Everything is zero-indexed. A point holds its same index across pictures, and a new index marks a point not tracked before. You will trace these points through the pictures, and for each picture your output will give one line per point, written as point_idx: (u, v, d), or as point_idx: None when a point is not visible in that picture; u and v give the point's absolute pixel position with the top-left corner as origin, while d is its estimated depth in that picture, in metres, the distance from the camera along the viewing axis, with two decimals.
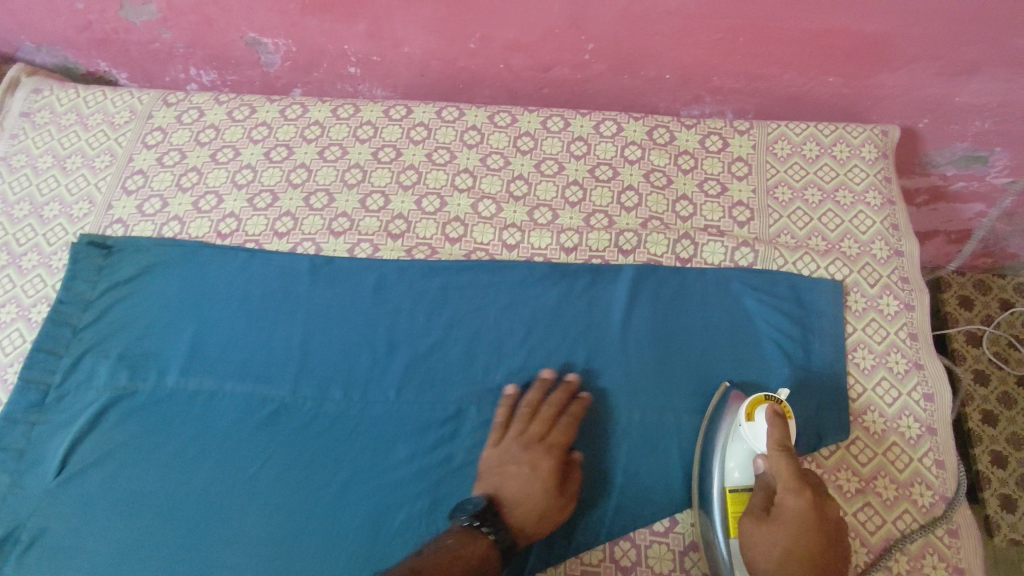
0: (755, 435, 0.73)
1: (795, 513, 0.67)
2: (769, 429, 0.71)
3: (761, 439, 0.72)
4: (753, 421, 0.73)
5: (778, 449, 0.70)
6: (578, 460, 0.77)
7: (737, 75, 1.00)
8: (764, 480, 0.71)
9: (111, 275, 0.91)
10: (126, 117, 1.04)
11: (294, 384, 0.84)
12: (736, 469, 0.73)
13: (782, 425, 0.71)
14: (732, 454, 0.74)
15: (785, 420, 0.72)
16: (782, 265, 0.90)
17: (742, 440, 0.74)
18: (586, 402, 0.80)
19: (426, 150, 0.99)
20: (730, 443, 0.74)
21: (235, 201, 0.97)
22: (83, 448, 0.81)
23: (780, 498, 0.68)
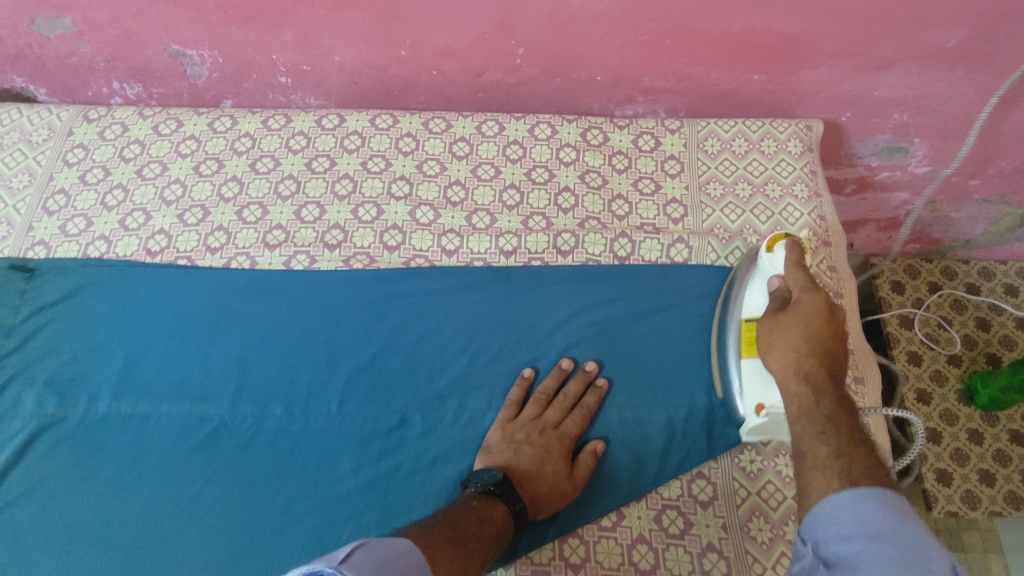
0: (772, 262, 0.77)
1: (809, 309, 0.67)
2: (788, 254, 0.75)
3: (779, 265, 0.76)
4: (773, 251, 0.78)
5: (795, 266, 0.73)
6: (541, 457, 0.76)
7: (666, 75, 1.03)
8: (779, 293, 0.74)
9: (35, 299, 0.87)
10: (44, 135, 0.99)
11: (233, 402, 0.82)
12: (758, 295, 0.78)
13: (800, 251, 0.75)
14: (755, 286, 0.79)
15: (804, 249, 0.75)
16: (716, 259, 0.92)
17: (762, 270, 0.79)
18: (541, 400, 0.81)
19: (360, 159, 0.98)
20: (751, 304, 0.80)
21: (165, 217, 0.94)
22: (10, 480, 0.78)
23: (798, 296, 0.70)
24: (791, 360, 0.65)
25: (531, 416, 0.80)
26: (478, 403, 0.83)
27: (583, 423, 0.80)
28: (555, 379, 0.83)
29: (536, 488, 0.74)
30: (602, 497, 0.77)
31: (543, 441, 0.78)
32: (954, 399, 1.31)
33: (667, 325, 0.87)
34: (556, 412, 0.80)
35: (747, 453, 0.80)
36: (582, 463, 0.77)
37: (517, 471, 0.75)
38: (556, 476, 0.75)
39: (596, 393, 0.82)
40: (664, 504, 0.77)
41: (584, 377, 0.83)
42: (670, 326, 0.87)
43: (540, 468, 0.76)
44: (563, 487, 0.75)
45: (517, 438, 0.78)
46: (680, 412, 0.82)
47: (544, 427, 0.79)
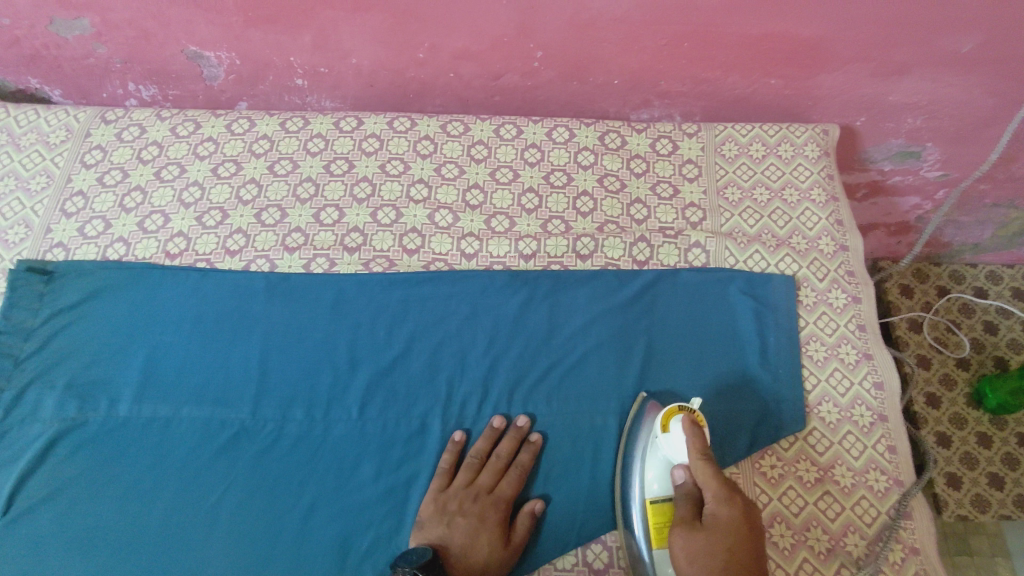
0: (672, 447, 0.72)
1: (726, 520, 0.65)
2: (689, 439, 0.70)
3: (680, 451, 0.71)
4: (668, 431, 0.73)
5: (699, 457, 0.69)
6: (475, 530, 0.74)
7: (683, 79, 1.03)
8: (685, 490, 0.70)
9: (54, 302, 0.87)
10: (61, 136, 0.99)
11: (254, 406, 0.82)
12: (657, 485, 0.72)
13: (699, 434, 0.70)
14: (650, 467, 0.73)
15: (701, 428, 0.71)
16: (735, 264, 0.92)
17: (662, 455, 0.73)
18: (472, 463, 0.79)
19: (379, 161, 0.98)
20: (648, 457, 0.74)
21: (183, 220, 0.94)
22: (32, 483, 0.77)
23: (713, 507, 0.66)
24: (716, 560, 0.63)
25: (464, 483, 0.78)
26: (499, 407, 0.83)
27: (517, 484, 0.77)
28: (486, 439, 0.80)
29: (471, 564, 0.72)
30: None
31: (477, 509, 0.76)
32: (964, 402, 1.32)
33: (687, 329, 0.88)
34: (489, 475, 0.78)
35: (767, 459, 0.81)
36: (519, 528, 0.75)
37: (449, 548, 0.73)
38: (490, 547, 0.73)
39: (530, 450, 0.79)
40: None
41: (515, 435, 0.80)
42: (690, 330, 0.88)
43: (473, 540, 0.74)
44: (499, 556, 0.73)
45: (449, 508, 0.76)
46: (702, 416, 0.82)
47: (477, 494, 0.77)
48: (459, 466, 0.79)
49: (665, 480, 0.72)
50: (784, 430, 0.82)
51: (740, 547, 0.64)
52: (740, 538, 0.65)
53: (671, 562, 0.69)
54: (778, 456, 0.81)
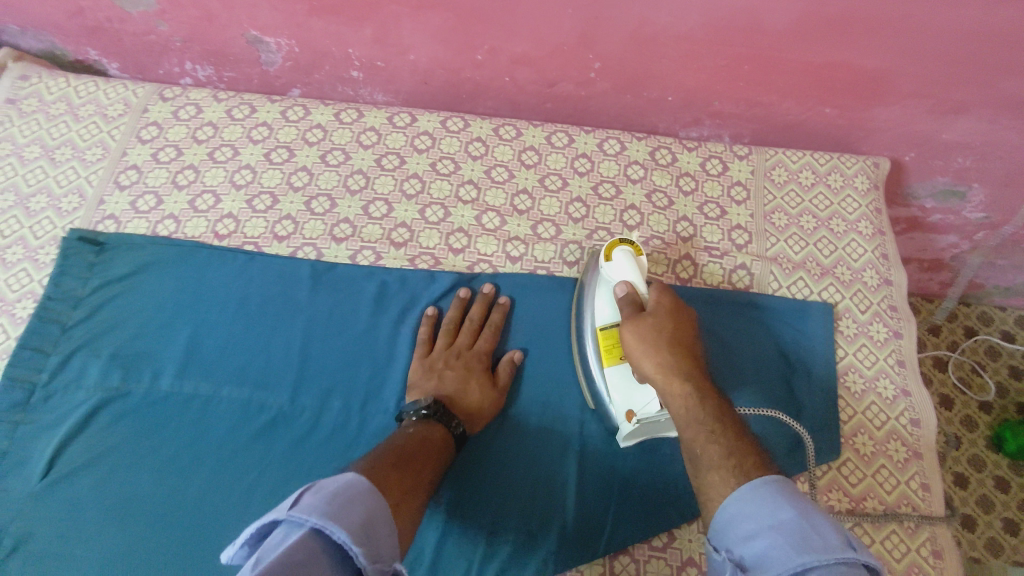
0: (611, 272, 0.80)
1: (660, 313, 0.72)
2: (625, 265, 0.78)
3: (619, 273, 0.78)
4: (610, 260, 0.80)
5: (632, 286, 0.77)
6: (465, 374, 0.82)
7: (737, 101, 1.03)
8: (629, 299, 0.76)
9: (104, 273, 0.88)
10: (119, 110, 1.00)
11: (293, 392, 0.83)
12: (605, 306, 0.80)
13: (636, 260, 0.78)
14: (600, 296, 0.81)
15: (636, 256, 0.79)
16: (777, 289, 0.92)
17: (606, 281, 0.81)
18: (449, 329, 0.87)
19: (430, 159, 0.99)
20: (598, 289, 0.82)
21: (234, 202, 0.94)
22: (71, 451, 0.78)
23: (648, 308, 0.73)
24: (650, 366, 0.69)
25: (443, 346, 0.85)
26: (533, 412, 0.83)
27: (493, 338, 0.86)
28: (457, 309, 0.88)
29: (467, 408, 0.79)
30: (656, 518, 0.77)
31: (462, 362, 0.83)
32: (983, 445, 1.32)
33: (727, 350, 0.88)
34: (466, 336, 0.86)
35: (800, 487, 0.80)
36: (502, 373, 0.84)
37: (445, 394, 0.79)
38: (482, 394, 0.81)
39: (500, 309, 0.88)
40: None
41: (484, 299, 0.89)
42: (730, 351, 0.88)
43: (464, 386, 0.81)
44: (488, 393, 0.81)
45: (437, 366, 0.83)
46: None
47: (460, 350, 0.84)
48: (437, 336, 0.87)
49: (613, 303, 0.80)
50: (819, 459, 0.82)
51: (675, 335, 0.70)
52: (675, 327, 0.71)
53: (625, 401, 0.76)
54: (811, 484, 0.81)
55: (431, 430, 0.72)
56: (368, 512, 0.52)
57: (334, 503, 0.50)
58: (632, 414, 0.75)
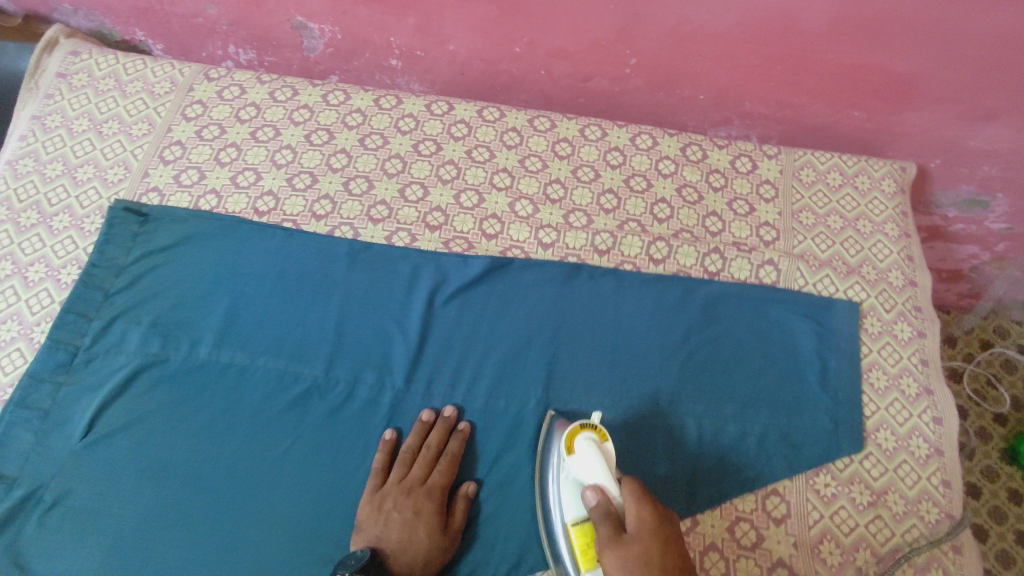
0: (578, 469, 0.71)
1: (636, 536, 0.63)
2: (590, 462, 0.70)
3: (587, 473, 0.70)
4: (574, 452, 0.72)
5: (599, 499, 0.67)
6: (414, 519, 0.75)
7: (767, 102, 1.05)
8: (605, 508, 0.66)
9: (146, 243, 0.90)
10: (166, 88, 1.02)
11: (328, 364, 0.84)
12: (572, 509, 0.71)
13: (601, 457, 0.70)
14: (564, 491, 0.72)
15: (601, 448, 0.72)
16: (803, 285, 0.94)
17: (572, 476, 0.72)
18: (404, 458, 0.79)
19: (465, 147, 1.01)
20: (562, 481, 0.73)
21: (274, 180, 0.97)
22: (111, 412, 0.80)
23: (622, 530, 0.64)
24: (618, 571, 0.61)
25: (397, 479, 0.78)
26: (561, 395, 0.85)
27: (449, 471, 0.78)
28: (415, 434, 0.80)
29: (411, 559, 0.72)
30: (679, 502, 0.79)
31: (411, 502, 0.76)
32: (997, 456, 1.33)
33: (754, 342, 0.90)
34: (420, 467, 0.78)
35: (822, 478, 0.82)
36: (454, 513, 0.76)
37: (385, 546, 0.73)
38: (428, 540, 0.74)
39: (460, 437, 0.80)
40: (738, 514, 0.80)
41: (444, 424, 0.81)
42: (756, 343, 0.90)
43: (412, 533, 0.74)
44: (438, 540, 0.74)
45: (385, 507, 0.76)
46: (756, 431, 0.84)
47: (412, 487, 0.77)
48: (393, 463, 0.80)
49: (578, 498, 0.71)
50: (841, 451, 0.83)
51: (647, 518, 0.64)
52: (652, 538, 0.63)
53: (597, 570, 0.68)
54: (833, 476, 0.82)
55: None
56: None
57: None
58: None
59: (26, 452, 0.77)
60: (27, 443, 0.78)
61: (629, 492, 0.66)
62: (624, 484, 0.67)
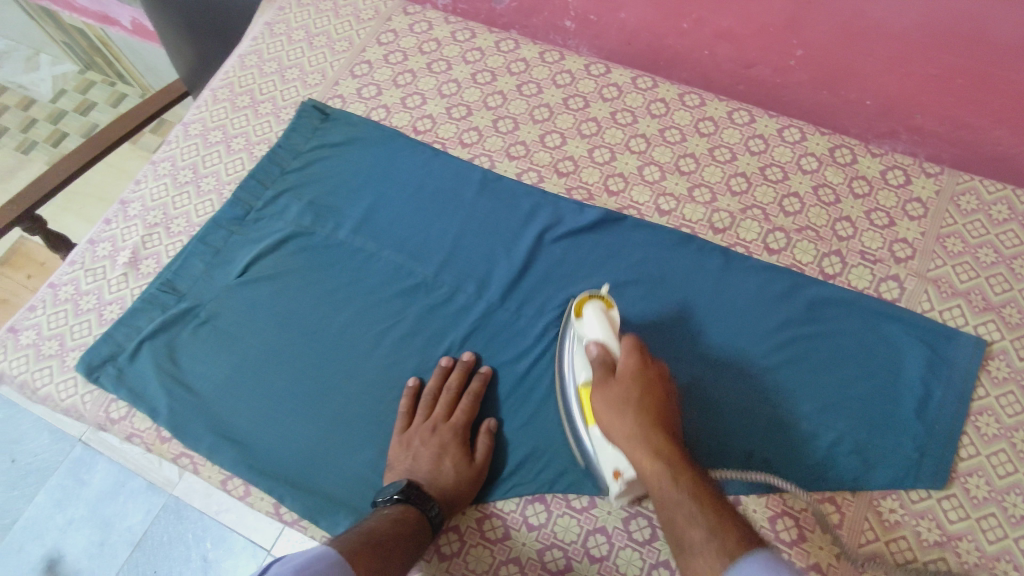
0: (583, 328, 0.79)
1: (631, 384, 0.73)
2: (597, 321, 0.78)
3: (591, 329, 0.78)
4: (581, 317, 0.80)
5: (600, 355, 0.76)
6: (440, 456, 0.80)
7: (942, 118, 0.98)
8: (603, 362, 0.76)
9: (322, 137, 1.06)
10: (370, 15, 1.18)
11: (438, 269, 0.95)
12: (581, 368, 0.79)
13: (605, 315, 0.79)
14: (575, 355, 0.80)
15: (607, 310, 0.80)
16: (927, 310, 0.88)
17: (580, 340, 0.80)
18: (424, 397, 0.85)
19: (611, 108, 1.06)
20: (574, 348, 0.81)
21: (436, 106, 1.08)
22: (263, 263, 0.97)
23: (620, 372, 0.74)
24: (623, 427, 0.71)
25: (422, 419, 0.83)
26: None
27: (471, 410, 0.83)
28: (436, 378, 0.86)
29: (443, 488, 0.77)
30: (727, 480, 0.80)
31: (437, 439, 0.81)
32: None
33: (853, 353, 0.86)
34: (443, 408, 0.84)
35: (887, 503, 0.77)
36: (479, 447, 0.82)
37: (418, 476, 0.79)
38: (455, 470, 0.79)
39: (478, 378, 0.86)
40: (784, 509, 0.78)
41: (462, 368, 0.87)
42: (856, 354, 0.86)
43: (440, 464, 0.79)
44: (466, 469, 0.79)
45: (414, 443, 0.81)
46: (827, 437, 0.81)
47: (437, 426, 0.83)
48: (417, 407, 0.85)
49: (584, 360, 0.79)
50: (918, 483, 0.77)
51: (645, 391, 0.72)
52: (643, 389, 0.72)
53: (610, 459, 0.74)
54: (901, 504, 0.77)
55: (399, 519, 0.72)
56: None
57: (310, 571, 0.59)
58: (617, 474, 0.73)
59: (196, 277, 0.96)
60: (199, 270, 0.96)
61: (636, 357, 0.74)
62: (624, 341, 0.76)
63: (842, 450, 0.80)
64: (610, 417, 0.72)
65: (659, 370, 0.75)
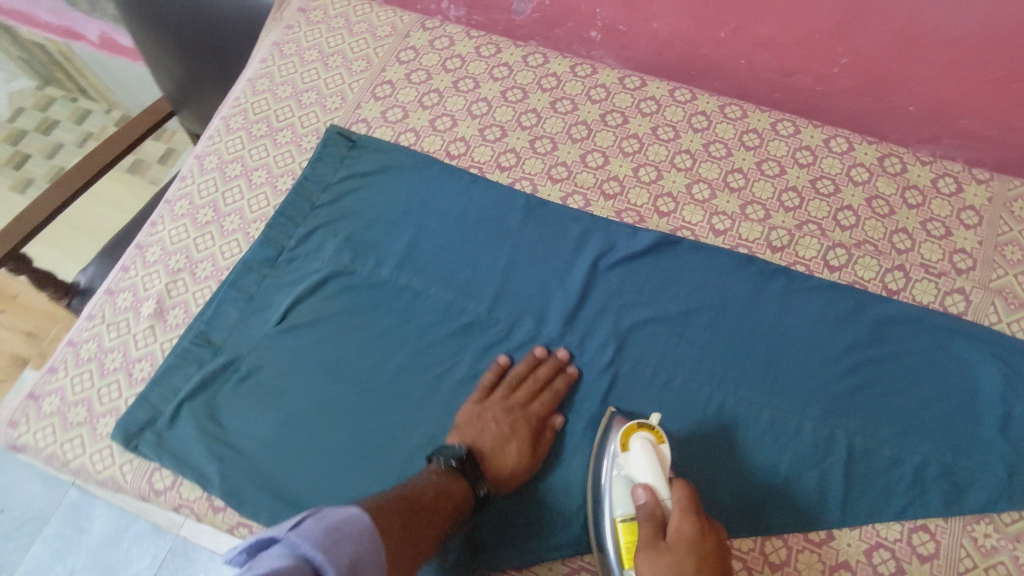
0: (629, 465, 0.72)
1: (683, 497, 0.65)
2: (643, 459, 0.70)
3: (637, 469, 0.70)
4: (628, 450, 0.73)
5: (646, 486, 0.68)
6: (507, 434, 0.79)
7: (990, 122, 0.97)
8: (649, 509, 0.66)
9: (351, 166, 1.00)
10: (386, 32, 1.12)
11: (491, 305, 0.90)
12: (620, 505, 0.71)
13: (658, 458, 0.70)
14: (617, 491, 0.72)
15: (658, 448, 0.72)
16: (994, 322, 0.87)
17: (625, 472, 0.72)
18: (518, 375, 0.84)
19: (652, 123, 1.02)
20: (616, 482, 0.73)
21: (468, 128, 1.03)
22: (302, 307, 0.90)
23: (673, 494, 0.66)
24: (665, 546, 0.63)
25: (501, 396, 0.82)
26: (709, 382, 0.85)
27: (551, 404, 0.82)
28: (526, 364, 0.84)
29: (498, 467, 0.77)
30: (816, 513, 0.78)
31: (510, 420, 0.80)
32: None
33: (926, 371, 0.85)
34: (525, 392, 0.82)
35: (979, 527, 0.77)
36: (544, 441, 0.80)
37: (481, 449, 0.78)
38: (517, 455, 0.77)
39: (565, 379, 0.84)
40: (878, 540, 0.77)
41: (555, 363, 0.85)
42: (929, 372, 0.85)
43: (504, 445, 0.78)
44: (526, 459, 0.78)
45: (485, 417, 0.80)
46: (912, 460, 0.80)
47: (515, 406, 0.81)
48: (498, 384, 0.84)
49: (626, 497, 0.71)
50: (1009, 504, 0.77)
51: (695, 512, 0.64)
52: (694, 506, 0.65)
53: None
54: (994, 527, 0.77)
55: (448, 490, 0.71)
56: (358, 553, 0.51)
57: (329, 537, 0.50)
58: None
59: (230, 327, 0.89)
60: (233, 319, 0.90)
61: (684, 486, 0.66)
62: (677, 488, 0.67)
63: (929, 474, 0.79)
64: (650, 534, 0.64)
65: (719, 530, 0.67)
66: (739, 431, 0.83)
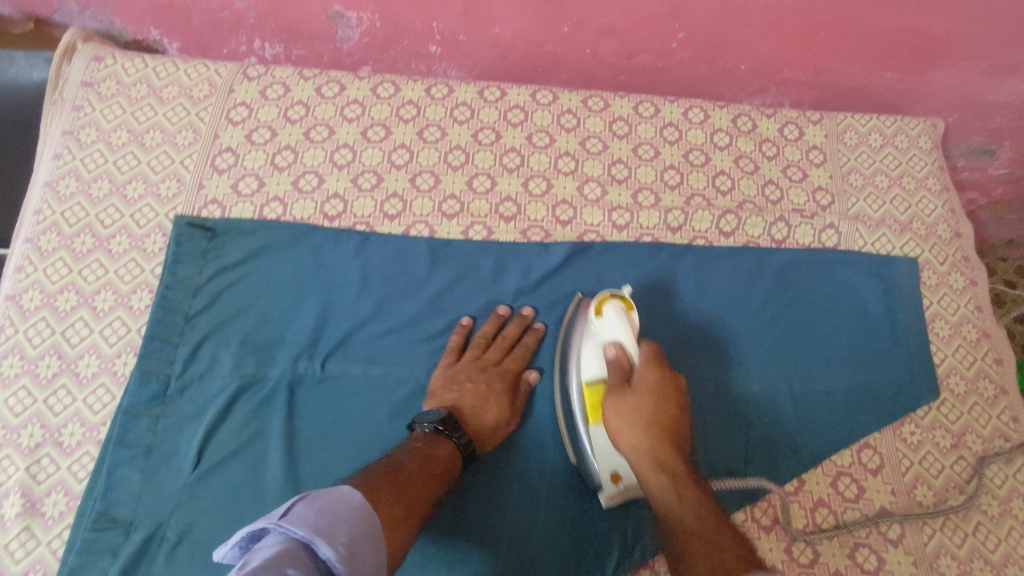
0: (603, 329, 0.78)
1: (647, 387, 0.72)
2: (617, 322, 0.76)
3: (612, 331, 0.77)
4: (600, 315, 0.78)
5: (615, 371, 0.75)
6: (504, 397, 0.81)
7: (807, 68, 1.08)
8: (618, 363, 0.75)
9: (217, 259, 0.85)
10: (205, 91, 0.96)
11: (430, 366, 0.84)
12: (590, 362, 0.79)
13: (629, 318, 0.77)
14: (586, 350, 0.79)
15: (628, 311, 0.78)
16: (863, 246, 0.99)
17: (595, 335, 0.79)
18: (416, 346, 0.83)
19: (525, 132, 0.99)
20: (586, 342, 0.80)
21: (338, 181, 0.93)
22: (218, 439, 0.77)
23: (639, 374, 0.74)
24: (636, 426, 0.71)
25: (449, 362, 0.83)
26: None
27: (524, 358, 0.85)
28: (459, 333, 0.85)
29: (486, 423, 0.78)
30: (786, 465, 0.84)
31: (485, 378, 0.82)
32: None
33: (827, 305, 0.94)
34: (477, 351, 0.84)
35: (906, 429, 0.88)
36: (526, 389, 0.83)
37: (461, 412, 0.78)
38: (497, 412, 0.80)
39: (535, 331, 0.86)
40: (838, 470, 0.85)
41: (521, 318, 0.87)
42: (830, 305, 0.94)
43: (483, 404, 0.80)
44: (506, 413, 0.80)
45: (458, 380, 0.81)
46: (840, 388, 0.89)
47: (485, 366, 0.83)
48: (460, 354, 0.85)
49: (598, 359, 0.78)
50: (921, 400, 0.89)
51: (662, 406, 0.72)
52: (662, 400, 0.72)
53: (608, 462, 0.75)
54: (916, 424, 0.88)
55: (437, 451, 0.71)
56: (353, 533, 0.51)
57: (325, 518, 0.49)
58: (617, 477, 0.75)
59: (136, 493, 0.74)
60: (137, 483, 0.74)
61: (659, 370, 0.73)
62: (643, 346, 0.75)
63: (857, 395, 0.89)
64: (622, 422, 0.72)
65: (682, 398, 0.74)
66: (700, 412, 0.86)
